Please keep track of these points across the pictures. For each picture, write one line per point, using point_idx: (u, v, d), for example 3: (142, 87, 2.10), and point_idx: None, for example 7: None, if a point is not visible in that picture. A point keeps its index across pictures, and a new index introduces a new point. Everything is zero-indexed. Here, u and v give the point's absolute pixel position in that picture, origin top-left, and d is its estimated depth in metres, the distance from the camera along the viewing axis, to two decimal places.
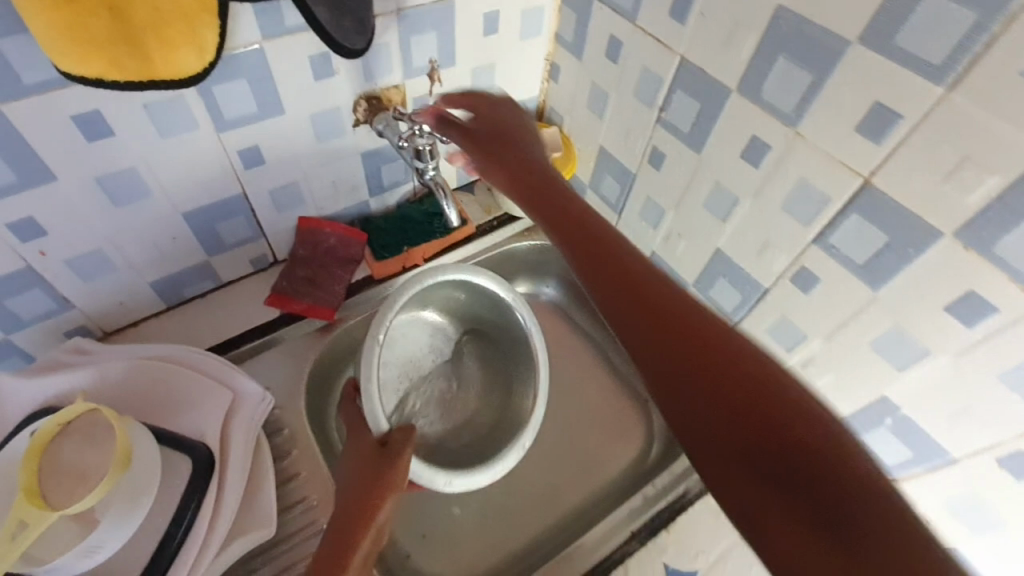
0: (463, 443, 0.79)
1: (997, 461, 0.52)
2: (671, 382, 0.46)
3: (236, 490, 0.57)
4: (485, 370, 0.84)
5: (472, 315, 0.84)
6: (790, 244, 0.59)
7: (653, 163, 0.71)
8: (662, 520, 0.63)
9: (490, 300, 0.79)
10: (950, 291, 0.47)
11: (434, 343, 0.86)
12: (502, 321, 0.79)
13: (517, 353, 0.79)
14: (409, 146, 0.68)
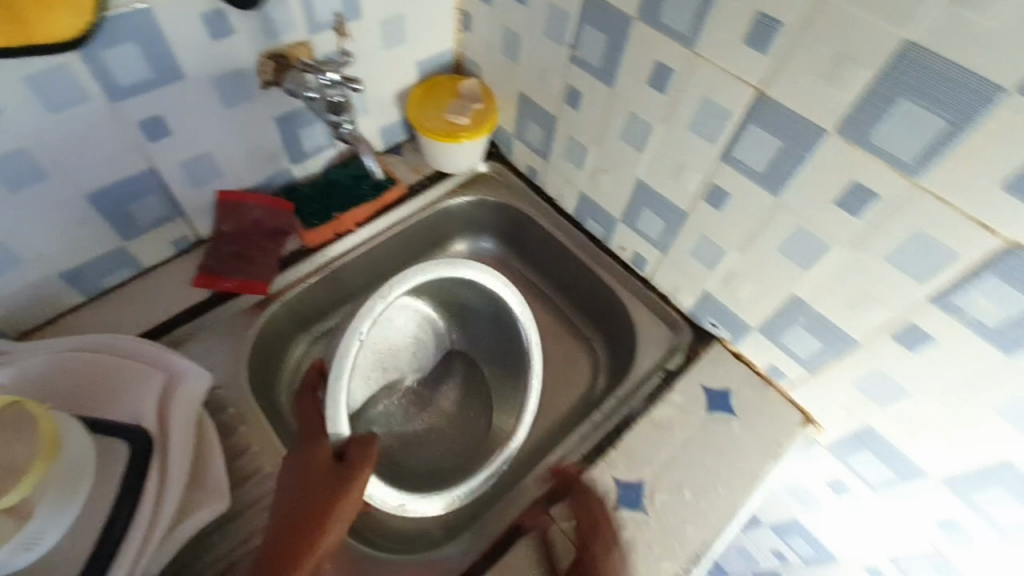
0: (432, 448, 0.80)
1: (893, 340, 0.52)
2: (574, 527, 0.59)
3: (183, 463, 0.56)
4: (468, 380, 0.86)
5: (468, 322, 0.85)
6: (700, 163, 0.61)
7: (570, 102, 0.72)
8: (610, 440, 0.66)
9: (490, 308, 0.80)
10: (837, 183, 0.49)
11: (417, 334, 0.86)
12: (502, 336, 0.80)
13: (507, 361, 0.81)
14: (319, 99, 0.67)
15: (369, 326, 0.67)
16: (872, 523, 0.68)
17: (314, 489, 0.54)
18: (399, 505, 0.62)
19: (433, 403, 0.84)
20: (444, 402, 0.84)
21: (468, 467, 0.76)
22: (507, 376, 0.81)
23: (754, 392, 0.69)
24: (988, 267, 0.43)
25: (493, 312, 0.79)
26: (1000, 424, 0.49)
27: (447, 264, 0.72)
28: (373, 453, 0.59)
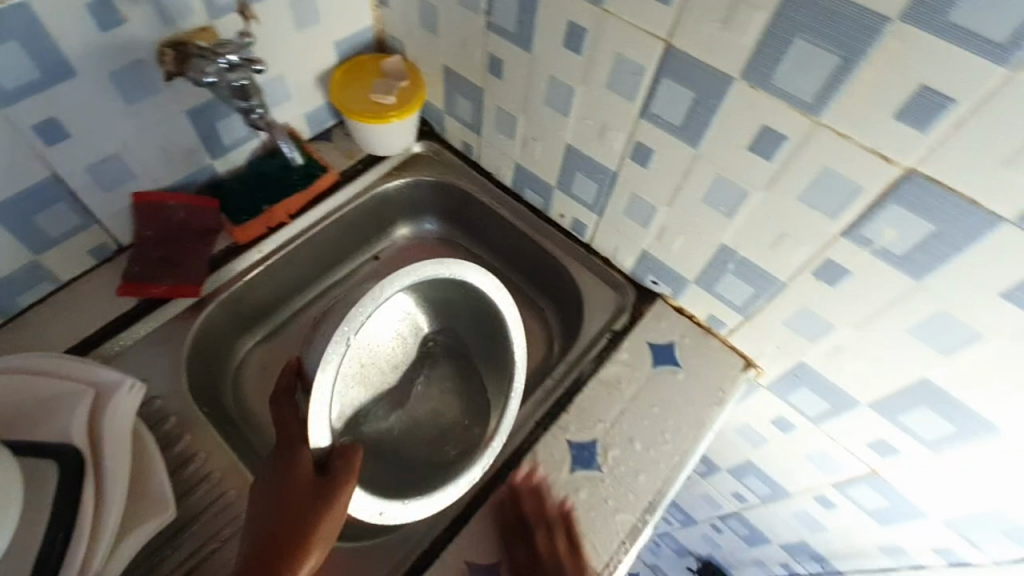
0: (412, 454, 0.68)
1: (815, 276, 0.55)
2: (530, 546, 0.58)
3: (120, 480, 0.54)
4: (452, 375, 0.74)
5: (454, 314, 0.73)
6: (623, 122, 0.61)
7: (493, 72, 0.71)
8: (562, 405, 0.67)
9: (478, 302, 0.69)
10: (748, 129, 0.50)
11: (403, 333, 0.72)
12: (488, 331, 0.70)
13: (495, 351, 0.70)
14: (219, 83, 0.62)
15: (356, 330, 0.57)
16: (815, 454, 0.72)
17: (295, 505, 0.52)
18: (378, 515, 0.55)
19: (412, 406, 0.72)
20: (429, 407, 0.72)
21: (446, 468, 0.64)
22: (495, 372, 0.70)
23: (696, 343, 0.71)
24: (888, 196, 0.45)
25: (480, 307, 0.69)
26: (914, 346, 0.52)
27: (440, 263, 0.63)
28: (356, 463, 0.54)
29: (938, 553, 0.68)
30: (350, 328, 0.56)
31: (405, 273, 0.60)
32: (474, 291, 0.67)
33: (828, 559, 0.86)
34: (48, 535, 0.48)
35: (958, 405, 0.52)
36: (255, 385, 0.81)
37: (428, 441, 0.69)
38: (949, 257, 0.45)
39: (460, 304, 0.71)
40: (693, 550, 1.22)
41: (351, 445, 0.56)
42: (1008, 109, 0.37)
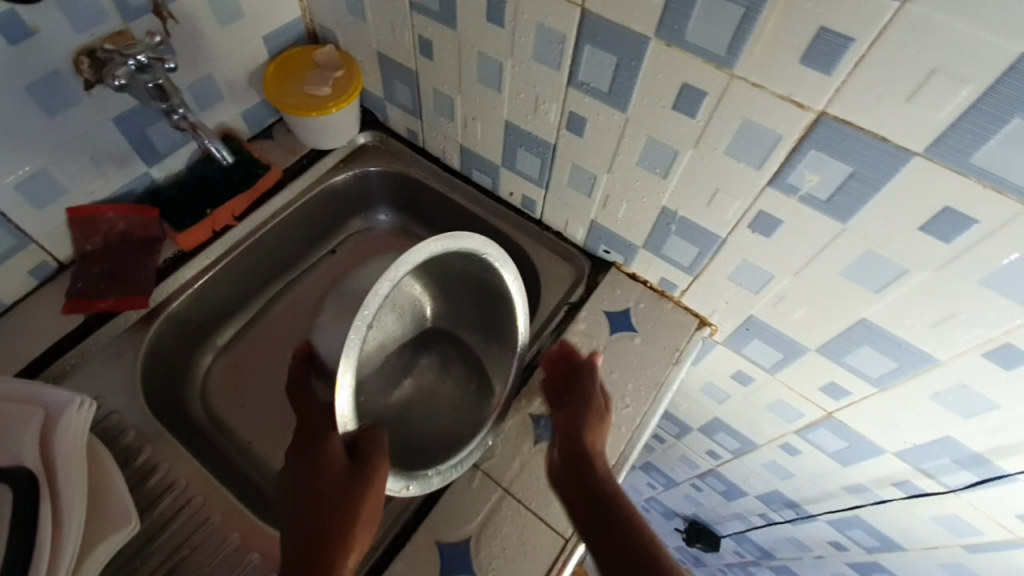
0: (419, 424, 0.68)
1: (752, 229, 0.56)
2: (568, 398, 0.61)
3: (78, 495, 0.53)
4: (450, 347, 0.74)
5: (453, 292, 0.71)
6: (554, 94, 0.61)
7: (424, 53, 0.70)
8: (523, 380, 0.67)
9: (484, 282, 0.66)
10: (671, 88, 0.50)
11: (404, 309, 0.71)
12: (492, 304, 0.67)
13: (494, 320, 0.69)
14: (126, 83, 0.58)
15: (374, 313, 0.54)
16: (774, 404, 0.73)
17: (330, 493, 0.52)
18: (403, 490, 0.56)
19: (415, 377, 0.72)
20: (428, 376, 0.73)
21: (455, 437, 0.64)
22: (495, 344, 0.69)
23: (650, 307, 0.72)
24: (806, 141, 0.46)
25: (481, 282, 0.67)
26: (848, 287, 0.53)
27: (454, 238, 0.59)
28: (384, 441, 0.55)
29: (896, 486, 0.70)
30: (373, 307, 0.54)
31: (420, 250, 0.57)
32: (476, 264, 0.64)
33: (801, 504, 0.88)
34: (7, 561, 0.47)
35: (896, 340, 0.54)
36: (238, 384, 0.80)
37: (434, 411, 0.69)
38: (869, 196, 0.45)
39: (459, 280, 0.69)
40: (679, 511, 1.25)
41: (372, 429, 0.55)
42: (904, 42, 0.37)
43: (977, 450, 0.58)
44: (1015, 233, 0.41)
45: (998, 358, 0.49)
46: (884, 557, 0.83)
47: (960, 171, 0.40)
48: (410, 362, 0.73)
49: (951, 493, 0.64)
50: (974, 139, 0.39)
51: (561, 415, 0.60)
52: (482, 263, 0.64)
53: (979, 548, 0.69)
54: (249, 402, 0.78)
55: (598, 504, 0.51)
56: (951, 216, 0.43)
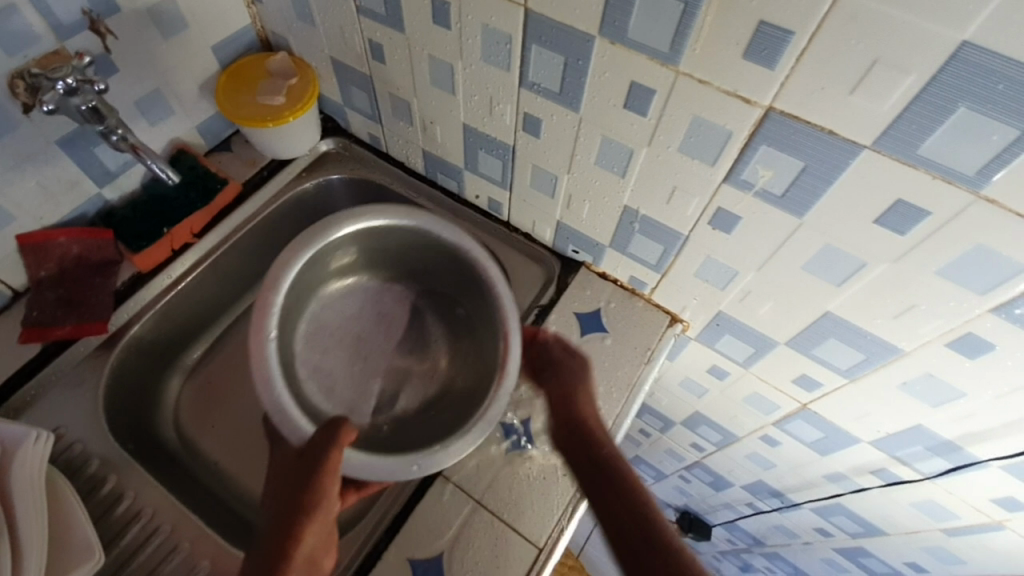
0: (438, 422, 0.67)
1: (713, 226, 0.54)
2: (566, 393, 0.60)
3: (35, 533, 0.52)
4: (460, 333, 0.73)
5: (427, 266, 0.72)
6: (507, 95, 0.59)
7: (375, 57, 0.68)
8: None
9: (452, 257, 0.67)
10: (620, 87, 0.49)
11: (384, 310, 0.77)
12: (464, 277, 0.68)
13: (473, 284, 0.67)
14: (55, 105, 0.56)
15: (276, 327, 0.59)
16: (751, 396, 0.72)
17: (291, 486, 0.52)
18: (406, 468, 0.54)
19: (428, 358, 0.73)
20: (449, 363, 0.72)
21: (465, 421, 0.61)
22: (482, 316, 0.68)
23: (622, 307, 0.71)
24: (756, 137, 0.45)
25: (449, 257, 0.68)
26: (809, 281, 0.52)
27: (325, 232, 0.64)
28: (335, 436, 0.53)
29: (875, 474, 0.69)
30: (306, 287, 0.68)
31: (299, 253, 0.63)
32: (382, 249, 0.72)
33: (785, 493, 0.87)
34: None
35: (862, 332, 0.53)
36: (222, 391, 0.80)
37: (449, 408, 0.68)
38: (822, 190, 0.44)
39: (416, 261, 0.73)
40: (669, 502, 1.25)
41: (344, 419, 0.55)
42: (844, 33, 0.36)
43: (947, 437, 0.57)
44: (967, 223, 0.40)
45: (959, 348, 0.48)
46: (867, 542, 0.83)
47: (909, 163, 0.39)
48: (424, 348, 0.74)
49: (927, 479, 0.64)
50: (919, 131, 0.38)
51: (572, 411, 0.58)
52: (403, 229, 0.68)
53: (958, 531, 0.69)
54: (241, 400, 0.79)
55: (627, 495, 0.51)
56: (904, 208, 0.42)
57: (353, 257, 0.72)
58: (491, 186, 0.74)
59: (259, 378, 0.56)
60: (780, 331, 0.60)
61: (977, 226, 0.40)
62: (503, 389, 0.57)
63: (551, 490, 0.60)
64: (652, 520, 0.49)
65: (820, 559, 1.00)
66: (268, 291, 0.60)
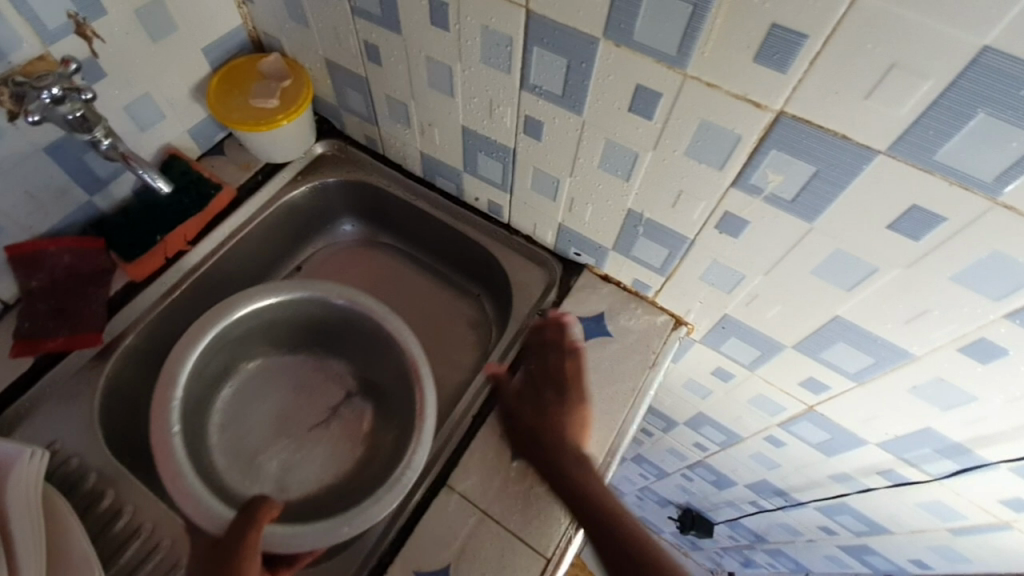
0: (366, 484, 0.67)
1: (719, 229, 0.54)
2: (534, 387, 0.62)
3: (33, 552, 0.51)
4: (382, 396, 0.75)
5: (338, 329, 0.74)
6: (507, 98, 0.58)
7: (371, 58, 0.66)
8: None
9: (355, 315, 0.70)
10: (625, 91, 0.48)
11: (305, 383, 0.78)
12: (371, 333, 0.71)
13: (381, 342, 0.70)
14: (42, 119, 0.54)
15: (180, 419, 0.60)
16: (756, 398, 0.72)
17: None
18: (340, 526, 0.54)
19: (356, 421, 0.75)
20: (375, 422, 0.74)
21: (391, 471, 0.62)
22: (400, 376, 0.70)
23: (627, 309, 0.70)
24: (766, 141, 0.44)
25: (352, 318, 0.71)
26: (819, 285, 0.51)
27: (218, 313, 0.65)
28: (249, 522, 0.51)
29: (881, 475, 0.69)
30: (221, 367, 0.71)
31: (197, 335, 0.64)
32: (286, 321, 0.73)
33: (789, 492, 0.87)
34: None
35: (871, 337, 0.52)
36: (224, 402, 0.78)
37: (374, 470, 0.69)
38: (835, 195, 0.43)
39: (327, 325, 0.74)
40: (671, 499, 1.25)
41: (269, 497, 0.54)
42: (862, 36, 0.35)
43: (956, 440, 0.56)
44: (983, 230, 0.39)
45: (971, 352, 0.47)
46: (872, 541, 0.83)
47: (925, 168, 0.38)
48: (348, 411, 0.76)
49: (934, 480, 0.64)
50: (937, 136, 0.36)
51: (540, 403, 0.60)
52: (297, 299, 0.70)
53: (963, 531, 0.68)
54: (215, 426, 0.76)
55: (587, 493, 0.53)
56: (918, 213, 0.41)
57: (264, 335, 0.74)
58: (492, 189, 0.73)
59: (167, 475, 0.57)
60: (788, 336, 0.59)
61: (993, 233, 0.39)
62: (425, 426, 0.60)
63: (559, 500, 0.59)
64: (621, 526, 0.51)
65: (823, 555, 1.00)
66: (166, 387, 0.61)
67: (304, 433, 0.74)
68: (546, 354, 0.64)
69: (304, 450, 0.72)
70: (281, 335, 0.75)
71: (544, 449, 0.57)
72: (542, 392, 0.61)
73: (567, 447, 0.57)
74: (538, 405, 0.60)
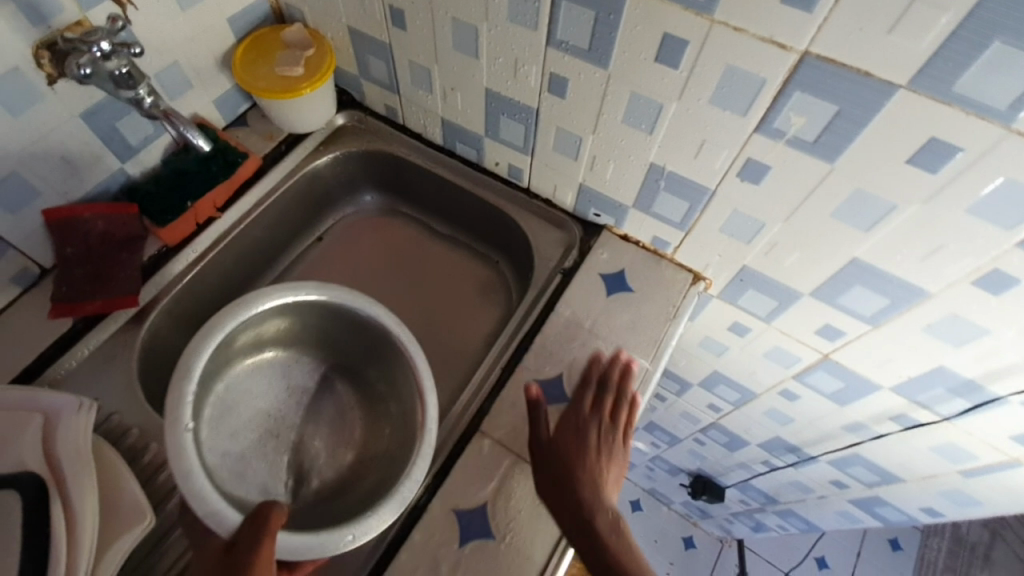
0: (362, 481, 0.65)
1: (741, 178, 0.56)
2: (570, 430, 0.60)
3: (90, 496, 0.53)
4: (373, 400, 0.71)
5: (338, 332, 0.70)
6: (532, 56, 0.60)
7: (395, 23, 0.68)
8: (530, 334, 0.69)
9: (363, 320, 0.66)
10: (652, 39, 0.50)
11: (292, 385, 0.73)
12: (376, 341, 0.67)
13: (387, 349, 0.66)
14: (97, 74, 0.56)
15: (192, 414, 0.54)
16: (772, 351, 0.74)
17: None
18: (342, 542, 0.51)
19: (345, 425, 0.71)
20: (365, 424, 0.71)
21: (395, 474, 0.59)
22: (397, 377, 0.66)
23: (647, 265, 0.72)
24: (790, 83, 0.46)
25: (359, 324, 0.67)
26: (838, 228, 0.53)
27: (230, 310, 0.61)
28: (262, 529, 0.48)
29: (893, 421, 0.71)
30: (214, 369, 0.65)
31: (209, 332, 0.59)
32: (285, 320, 0.68)
33: (802, 448, 0.90)
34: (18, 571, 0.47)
35: (888, 277, 0.55)
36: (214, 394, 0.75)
37: (371, 464, 0.66)
38: (856, 133, 0.46)
39: (331, 328, 0.70)
40: (683, 467, 1.28)
41: (274, 502, 0.50)
42: None
43: (969, 376, 0.59)
44: (997, 159, 0.42)
45: (986, 285, 0.50)
46: (883, 491, 0.87)
47: (943, 101, 0.41)
48: (341, 410, 0.72)
49: (945, 421, 0.66)
50: (955, 67, 0.39)
51: (576, 446, 0.58)
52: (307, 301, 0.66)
53: (974, 472, 0.71)
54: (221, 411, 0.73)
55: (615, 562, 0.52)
56: (936, 146, 0.43)
57: (257, 334, 0.68)
58: (512, 152, 0.75)
59: (178, 473, 0.51)
60: (808, 285, 0.61)
61: (1008, 161, 0.41)
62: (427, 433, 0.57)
63: None
64: None
65: (834, 511, 1.03)
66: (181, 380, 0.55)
67: (296, 436, 0.69)
68: (598, 395, 0.62)
69: (298, 450, 0.68)
70: (276, 337, 0.70)
71: (577, 497, 0.55)
72: (579, 436, 0.59)
73: (604, 503, 0.56)
74: (576, 449, 0.58)
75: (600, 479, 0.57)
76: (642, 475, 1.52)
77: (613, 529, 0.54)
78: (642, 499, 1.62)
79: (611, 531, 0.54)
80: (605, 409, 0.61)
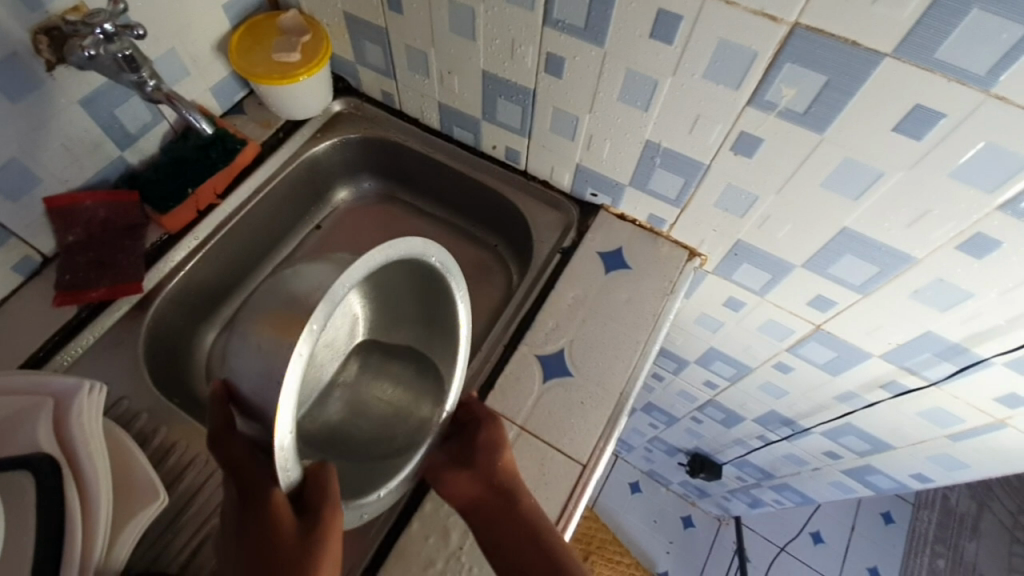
0: (352, 444, 0.60)
1: (735, 152, 0.57)
2: (457, 453, 0.58)
3: (104, 475, 0.53)
4: (390, 354, 0.66)
5: (403, 296, 0.64)
6: (529, 36, 0.61)
7: (392, 7, 0.69)
8: (533, 312, 0.70)
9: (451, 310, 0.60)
10: (647, 15, 0.51)
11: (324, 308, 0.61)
12: (442, 331, 0.62)
13: (449, 335, 0.61)
14: (102, 55, 0.57)
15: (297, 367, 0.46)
16: (766, 325, 0.75)
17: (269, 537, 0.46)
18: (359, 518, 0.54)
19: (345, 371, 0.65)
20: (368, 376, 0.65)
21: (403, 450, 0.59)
22: (438, 349, 0.63)
23: (644, 243, 0.74)
24: (781, 55, 0.47)
25: (442, 314, 0.61)
26: (829, 198, 0.55)
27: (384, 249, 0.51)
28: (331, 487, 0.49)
29: (883, 389, 0.74)
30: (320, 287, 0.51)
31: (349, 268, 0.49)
32: (418, 267, 0.59)
33: (796, 421, 0.92)
34: (37, 550, 0.48)
35: (876, 245, 0.57)
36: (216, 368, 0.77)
37: (368, 425, 0.62)
38: (844, 102, 0.47)
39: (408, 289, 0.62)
40: (681, 447, 1.31)
41: (320, 463, 0.50)
42: None
43: (954, 341, 0.61)
44: (979, 124, 0.44)
45: (969, 249, 0.52)
46: (875, 459, 0.89)
47: (927, 69, 0.43)
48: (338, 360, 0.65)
49: (933, 386, 0.69)
50: (936, 35, 0.41)
51: (467, 467, 0.57)
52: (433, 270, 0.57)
53: (961, 435, 0.74)
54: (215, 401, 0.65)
55: (529, 551, 0.53)
56: (921, 113, 0.45)
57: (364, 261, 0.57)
58: (511, 134, 0.76)
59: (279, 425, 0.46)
60: (804, 258, 0.63)
61: (988, 126, 0.44)
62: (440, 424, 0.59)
63: (589, 413, 0.64)
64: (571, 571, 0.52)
65: (828, 482, 1.06)
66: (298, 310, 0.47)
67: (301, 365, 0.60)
68: (475, 416, 0.60)
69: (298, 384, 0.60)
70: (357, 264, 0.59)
71: (481, 516, 0.55)
72: (474, 457, 0.57)
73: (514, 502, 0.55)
74: (499, 488, 0.55)
75: (500, 488, 0.55)
76: (641, 458, 1.54)
77: (527, 523, 0.54)
78: (641, 480, 1.64)
79: (522, 526, 0.54)
80: (483, 426, 0.58)
